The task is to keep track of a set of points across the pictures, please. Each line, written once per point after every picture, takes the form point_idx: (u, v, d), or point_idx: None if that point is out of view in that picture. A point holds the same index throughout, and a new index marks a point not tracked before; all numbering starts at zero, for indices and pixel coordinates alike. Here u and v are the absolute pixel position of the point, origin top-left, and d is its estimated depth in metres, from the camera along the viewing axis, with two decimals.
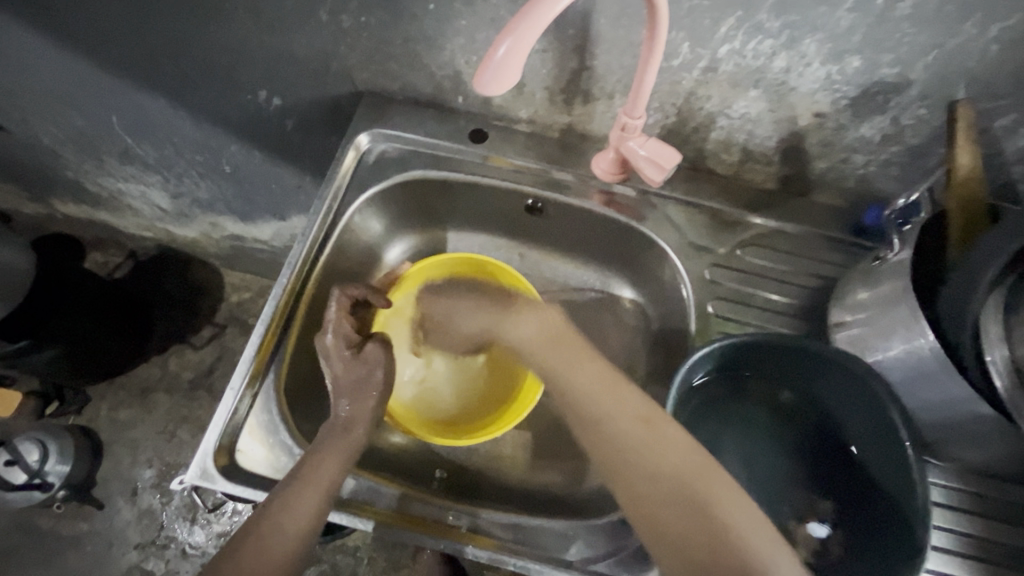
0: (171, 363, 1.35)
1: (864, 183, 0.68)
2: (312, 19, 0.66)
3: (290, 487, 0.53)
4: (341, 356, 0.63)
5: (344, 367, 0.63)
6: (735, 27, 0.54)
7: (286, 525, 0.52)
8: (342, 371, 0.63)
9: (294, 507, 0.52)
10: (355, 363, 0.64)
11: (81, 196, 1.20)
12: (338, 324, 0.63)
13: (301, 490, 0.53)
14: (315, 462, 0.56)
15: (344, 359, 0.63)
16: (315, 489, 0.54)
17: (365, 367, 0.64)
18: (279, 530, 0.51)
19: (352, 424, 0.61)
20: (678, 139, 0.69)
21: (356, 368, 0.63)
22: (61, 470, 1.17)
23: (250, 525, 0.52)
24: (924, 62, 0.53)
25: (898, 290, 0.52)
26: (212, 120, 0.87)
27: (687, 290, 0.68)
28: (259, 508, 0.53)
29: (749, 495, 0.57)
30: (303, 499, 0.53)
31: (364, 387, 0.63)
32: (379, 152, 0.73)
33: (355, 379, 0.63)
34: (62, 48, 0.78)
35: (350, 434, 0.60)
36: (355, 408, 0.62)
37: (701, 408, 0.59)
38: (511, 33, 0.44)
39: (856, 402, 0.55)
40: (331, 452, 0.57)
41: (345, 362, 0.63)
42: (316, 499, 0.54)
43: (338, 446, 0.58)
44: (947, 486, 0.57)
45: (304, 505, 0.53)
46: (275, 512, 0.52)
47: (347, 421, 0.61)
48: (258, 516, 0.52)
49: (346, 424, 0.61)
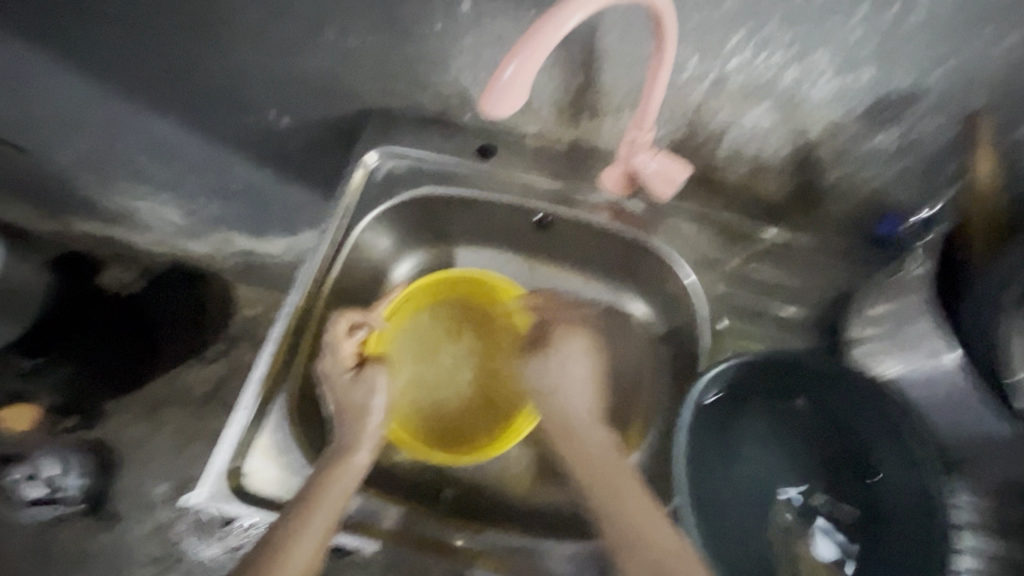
0: (185, 378, 1.36)
1: (878, 193, 0.66)
2: (319, 40, 0.66)
3: (294, 518, 0.53)
4: (340, 380, 0.64)
5: (344, 389, 0.64)
6: (744, 40, 0.53)
7: (291, 561, 0.51)
8: (342, 394, 0.63)
9: (298, 541, 0.52)
10: (354, 385, 0.64)
11: (96, 215, 1.22)
12: (336, 347, 0.64)
13: (305, 522, 0.53)
14: (319, 489, 0.55)
15: (344, 382, 0.64)
16: (319, 519, 0.53)
17: (363, 390, 0.64)
18: (283, 566, 0.51)
19: (353, 449, 0.60)
20: (687, 152, 0.68)
21: (356, 391, 0.63)
22: (79, 484, 1.22)
23: (253, 562, 0.51)
24: (939, 72, 0.52)
25: (916, 305, 0.51)
26: (223, 139, 0.88)
27: (700, 304, 0.67)
28: (261, 541, 0.53)
29: (765, 515, 0.56)
30: (309, 529, 0.52)
31: (362, 409, 0.63)
32: (387, 170, 0.73)
33: (355, 402, 0.63)
34: (77, 73, 0.79)
35: (353, 459, 0.59)
36: (355, 432, 0.62)
37: (719, 426, 0.58)
38: (517, 56, 0.43)
39: (876, 419, 0.54)
40: (335, 480, 0.56)
41: (345, 385, 0.64)
42: (320, 526, 0.53)
43: (341, 473, 0.57)
44: (976, 502, 0.55)
45: (307, 534, 0.52)
46: (279, 547, 0.51)
47: (349, 444, 0.60)
48: (263, 554, 0.51)
49: (348, 449, 0.60)
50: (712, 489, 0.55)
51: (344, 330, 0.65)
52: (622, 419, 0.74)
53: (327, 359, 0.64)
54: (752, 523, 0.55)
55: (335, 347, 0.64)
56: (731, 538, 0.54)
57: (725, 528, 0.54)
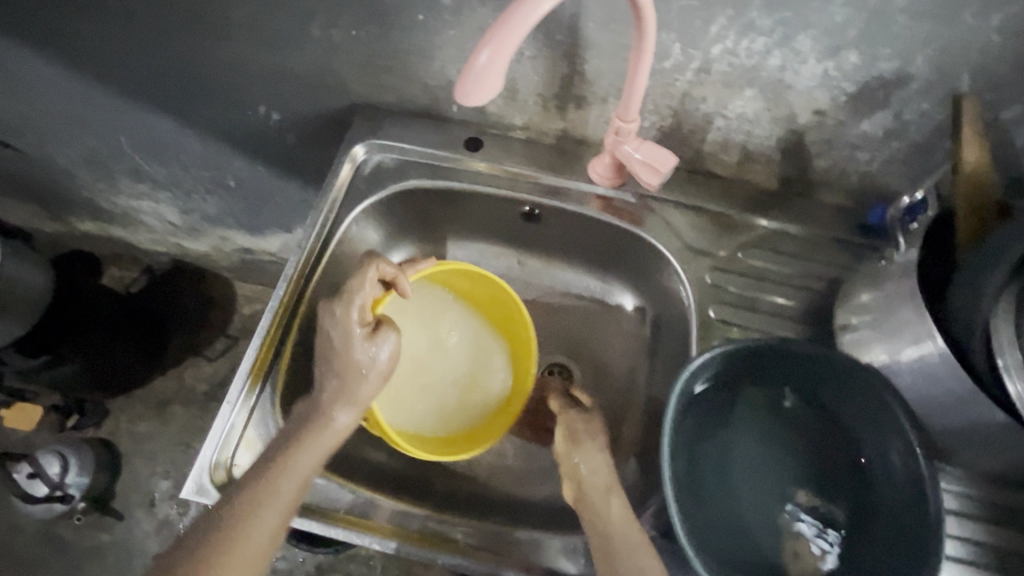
0: (186, 376, 1.37)
1: (869, 180, 0.66)
2: (305, 34, 0.66)
3: (260, 487, 0.52)
4: (350, 334, 0.56)
5: (348, 345, 0.56)
6: (726, 26, 0.53)
7: (254, 530, 0.51)
8: (343, 349, 0.56)
9: (263, 510, 0.51)
10: (361, 345, 0.57)
11: (95, 214, 1.23)
12: (356, 297, 0.56)
13: (270, 492, 0.52)
14: (288, 460, 0.53)
15: (351, 338, 0.56)
16: (286, 488, 0.53)
17: (369, 353, 0.57)
18: (246, 533, 0.50)
19: (332, 410, 0.56)
20: (675, 142, 0.68)
21: (362, 351, 0.56)
22: (81, 481, 1.21)
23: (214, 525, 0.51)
24: (923, 55, 0.51)
25: (905, 292, 0.50)
26: (216, 137, 0.89)
27: (687, 294, 0.67)
28: (224, 503, 0.52)
29: (754, 505, 0.55)
30: (274, 501, 0.52)
31: (361, 371, 0.57)
32: (375, 163, 0.73)
33: (354, 361, 0.56)
34: (70, 72, 0.80)
35: (332, 424, 0.56)
36: (343, 392, 0.56)
37: (704, 415, 0.58)
38: (489, 44, 0.43)
39: (864, 406, 0.53)
40: (307, 449, 0.54)
41: (351, 340, 0.56)
42: (287, 494, 0.53)
43: (314, 440, 0.55)
44: (961, 494, 0.54)
45: (272, 504, 0.52)
46: (243, 514, 0.51)
47: (329, 403, 0.56)
48: (226, 518, 0.51)
49: (328, 408, 0.56)
50: (698, 478, 0.55)
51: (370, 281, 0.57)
52: (614, 412, 0.74)
53: (343, 307, 0.56)
54: (741, 513, 0.55)
55: (355, 296, 0.56)
56: (718, 529, 0.53)
57: (711, 518, 0.54)
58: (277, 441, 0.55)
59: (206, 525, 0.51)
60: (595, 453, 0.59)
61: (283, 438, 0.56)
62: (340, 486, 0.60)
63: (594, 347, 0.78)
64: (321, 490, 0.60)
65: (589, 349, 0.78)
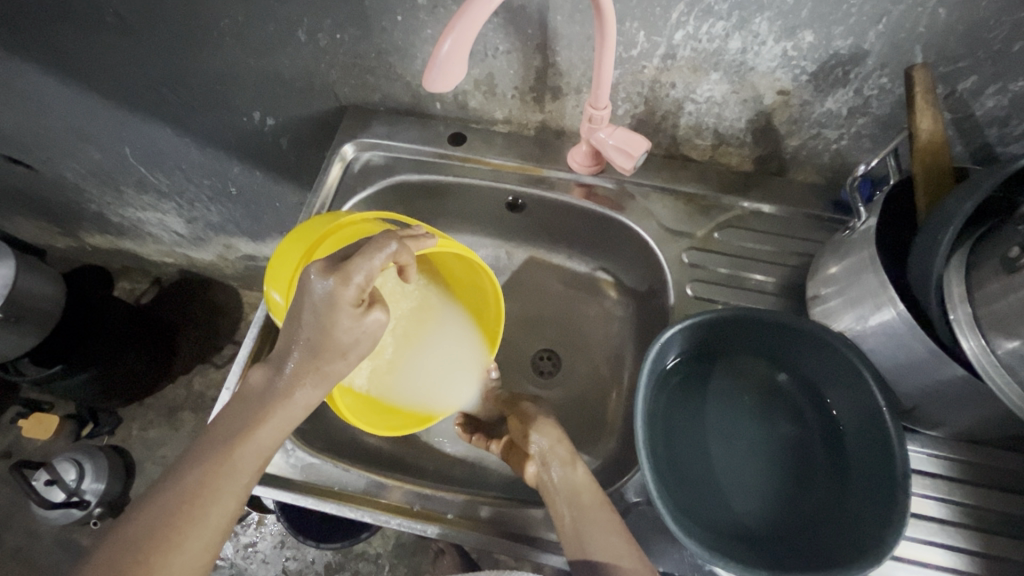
0: (196, 382, 1.41)
1: (839, 158, 0.68)
2: (293, 40, 0.69)
3: (216, 466, 0.50)
4: (339, 312, 0.52)
5: (334, 322, 0.53)
6: (685, 12, 0.55)
7: (207, 517, 0.48)
8: (327, 326, 0.53)
9: (219, 492, 0.49)
10: (349, 326, 0.53)
11: (104, 227, 1.27)
12: (359, 275, 0.51)
13: (226, 473, 0.50)
14: (246, 439, 0.52)
15: (340, 316, 0.52)
16: (245, 467, 0.51)
17: (357, 332, 0.54)
18: (197, 521, 0.47)
19: (294, 384, 0.54)
20: (650, 128, 0.70)
21: (348, 331, 0.53)
22: (97, 488, 1.23)
23: (158, 514, 0.47)
24: (875, 31, 0.53)
25: (865, 259, 0.52)
26: (216, 145, 0.92)
27: (664, 275, 0.69)
28: (168, 489, 0.48)
29: (733, 470, 0.58)
30: (233, 480, 0.50)
31: (339, 349, 0.54)
32: (364, 160, 0.77)
33: (335, 339, 0.53)
34: (74, 87, 0.84)
35: (290, 402, 0.54)
36: (312, 367, 0.54)
37: (680, 386, 0.61)
38: (451, 32, 0.46)
39: (835, 372, 0.56)
40: (266, 425, 0.53)
41: (337, 317, 0.52)
42: (249, 471, 0.51)
43: (275, 416, 0.54)
44: (932, 453, 0.56)
45: (232, 482, 0.50)
46: (194, 500, 0.48)
47: (294, 377, 0.54)
48: (174, 505, 0.47)
49: (290, 385, 0.54)
50: (677, 444, 0.58)
51: (379, 261, 0.53)
52: (601, 393, 0.77)
53: (340, 283, 0.50)
54: (720, 478, 0.57)
55: (358, 274, 0.51)
56: (695, 493, 0.56)
57: (689, 484, 0.56)
58: (233, 418, 0.54)
59: (143, 514, 0.47)
60: (551, 434, 0.63)
61: (236, 416, 0.54)
62: (334, 465, 0.63)
63: (581, 331, 0.81)
64: (317, 469, 0.62)
65: (577, 332, 0.81)
